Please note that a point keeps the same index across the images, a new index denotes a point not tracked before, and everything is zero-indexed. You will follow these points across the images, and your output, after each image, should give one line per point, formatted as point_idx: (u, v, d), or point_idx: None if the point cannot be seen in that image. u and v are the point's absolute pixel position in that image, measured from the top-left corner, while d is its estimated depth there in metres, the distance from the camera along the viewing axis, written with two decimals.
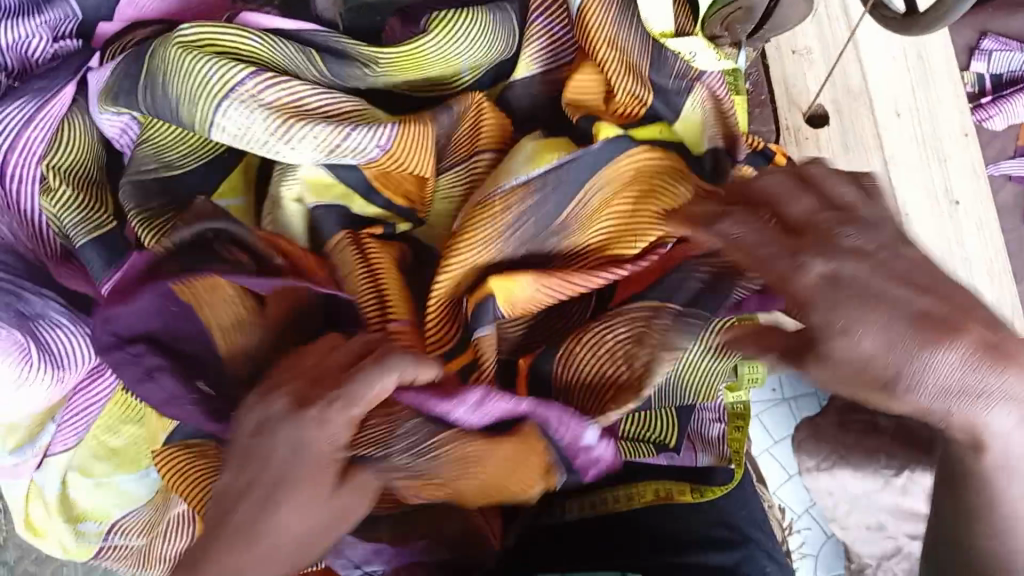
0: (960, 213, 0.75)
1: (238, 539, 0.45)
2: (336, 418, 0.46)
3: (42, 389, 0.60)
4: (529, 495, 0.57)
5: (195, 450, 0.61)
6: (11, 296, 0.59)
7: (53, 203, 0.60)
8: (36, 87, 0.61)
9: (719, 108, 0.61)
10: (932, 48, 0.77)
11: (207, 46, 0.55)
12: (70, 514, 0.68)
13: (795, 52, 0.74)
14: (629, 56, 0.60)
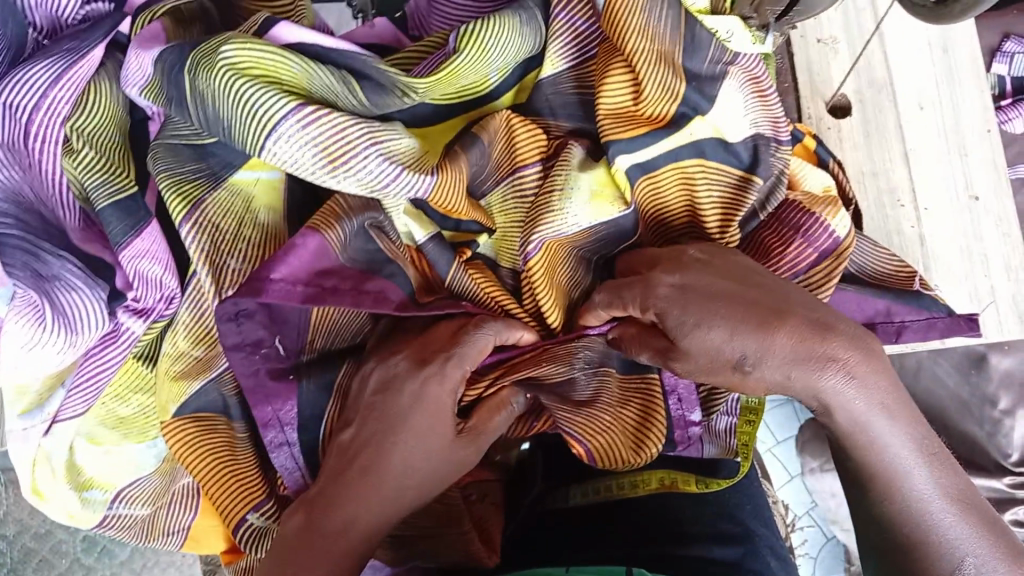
0: (979, 209, 0.74)
1: (365, 487, 0.54)
2: (454, 369, 0.55)
3: (56, 350, 0.60)
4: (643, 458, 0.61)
5: (209, 428, 0.63)
6: (28, 255, 0.59)
7: (75, 164, 0.60)
8: (65, 47, 0.60)
9: (758, 89, 0.59)
10: (959, 42, 0.76)
11: (256, 67, 0.53)
12: (76, 482, 0.66)
13: (820, 41, 0.74)
14: (661, 42, 0.57)
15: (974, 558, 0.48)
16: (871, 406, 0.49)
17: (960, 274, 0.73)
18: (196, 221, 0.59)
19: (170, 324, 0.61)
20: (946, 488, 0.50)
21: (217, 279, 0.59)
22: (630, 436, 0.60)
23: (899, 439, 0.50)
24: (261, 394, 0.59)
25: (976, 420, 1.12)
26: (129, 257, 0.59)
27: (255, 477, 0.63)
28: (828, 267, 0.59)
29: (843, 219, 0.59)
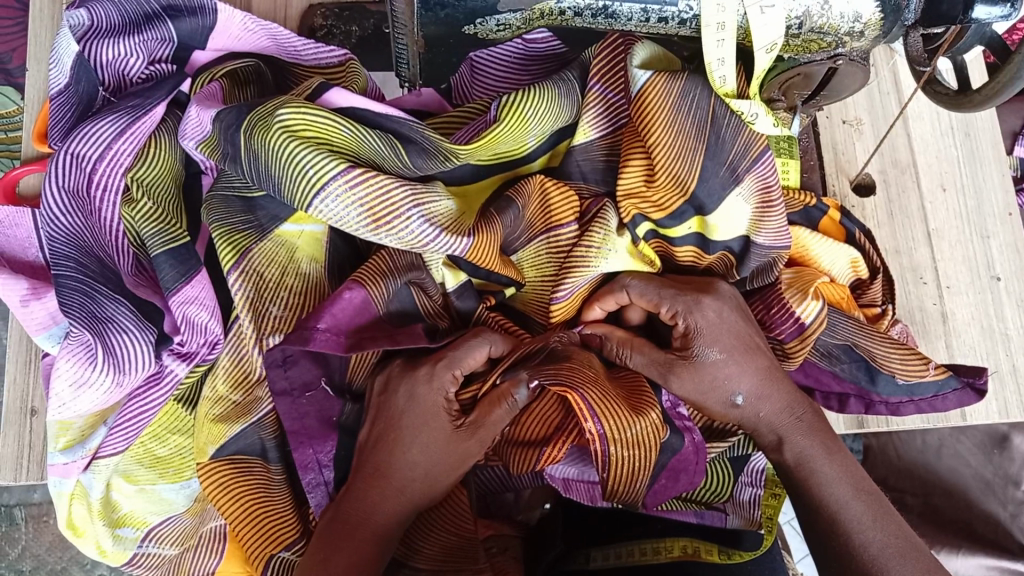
0: (1001, 288, 0.75)
1: (373, 490, 0.57)
2: (445, 374, 0.57)
3: (103, 391, 0.62)
4: (650, 435, 0.58)
5: (246, 470, 0.65)
6: (85, 297, 0.62)
7: (134, 213, 0.63)
8: (130, 104, 0.64)
9: (765, 200, 0.60)
10: (980, 127, 0.78)
11: (309, 130, 0.56)
12: (110, 519, 0.68)
13: (845, 122, 0.77)
14: (684, 138, 0.59)
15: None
16: (813, 444, 0.59)
17: (981, 351, 0.74)
18: (243, 272, 0.62)
19: (211, 367, 0.64)
20: (890, 530, 0.56)
21: (258, 325, 0.62)
22: (625, 401, 0.59)
23: (837, 474, 0.59)
24: (304, 437, 0.63)
25: (998, 500, 1.11)
26: (178, 302, 0.62)
27: (290, 520, 0.65)
28: (793, 348, 0.64)
29: (811, 305, 0.62)
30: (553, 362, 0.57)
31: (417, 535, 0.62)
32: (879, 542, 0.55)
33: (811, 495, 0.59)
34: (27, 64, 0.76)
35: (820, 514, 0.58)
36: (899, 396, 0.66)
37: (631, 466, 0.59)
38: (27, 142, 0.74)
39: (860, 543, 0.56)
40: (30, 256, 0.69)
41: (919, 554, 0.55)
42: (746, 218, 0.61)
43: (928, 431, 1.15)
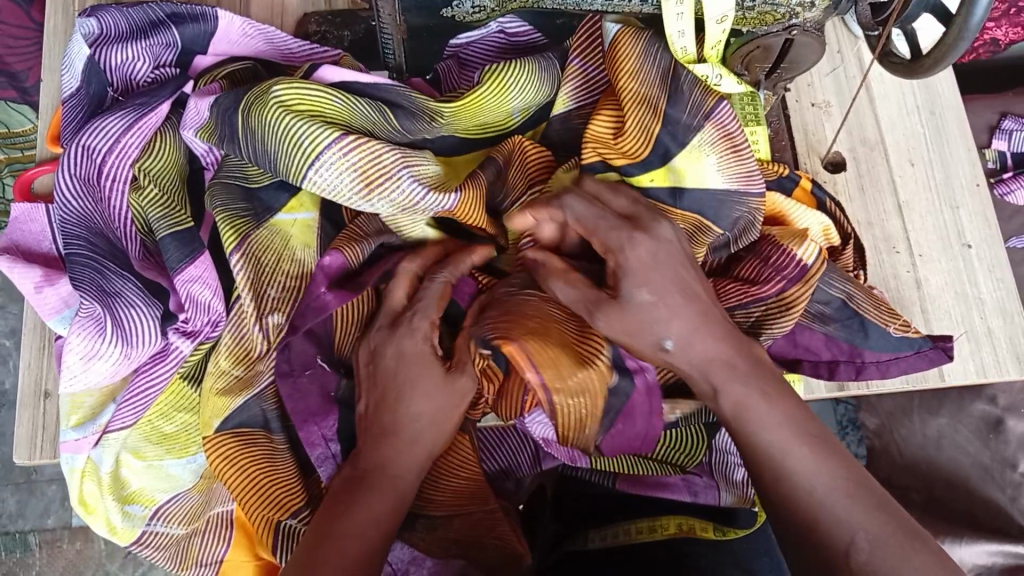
0: (973, 256, 0.78)
1: (385, 445, 0.60)
2: (420, 321, 0.62)
3: (111, 364, 0.67)
4: (591, 378, 0.61)
5: (250, 441, 0.68)
6: (95, 273, 0.66)
7: (141, 200, 0.67)
8: (137, 101, 0.69)
9: (731, 144, 0.63)
10: (944, 105, 0.82)
11: (301, 103, 0.61)
12: (120, 494, 0.71)
13: (814, 104, 0.81)
14: (648, 90, 0.63)
15: (866, 531, 0.47)
16: (748, 389, 0.54)
17: (956, 316, 0.76)
18: (243, 254, 0.65)
19: (214, 345, 0.67)
20: (839, 472, 0.50)
21: (258, 299, 0.65)
22: (570, 351, 0.61)
23: (777, 421, 0.52)
24: (307, 415, 0.67)
25: (997, 485, 1.12)
26: (183, 281, 0.65)
27: (295, 487, 0.68)
28: (796, 294, 0.64)
29: (810, 246, 0.64)
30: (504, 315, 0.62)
31: (429, 486, 0.67)
32: (824, 486, 0.49)
33: (745, 445, 0.53)
34: (43, 76, 0.81)
35: (756, 463, 0.52)
36: (887, 353, 0.68)
37: (574, 415, 0.61)
38: (42, 145, 0.79)
39: (806, 488, 0.50)
40: (44, 248, 0.73)
41: (864, 496, 0.49)
42: (716, 168, 0.63)
43: (927, 423, 1.15)
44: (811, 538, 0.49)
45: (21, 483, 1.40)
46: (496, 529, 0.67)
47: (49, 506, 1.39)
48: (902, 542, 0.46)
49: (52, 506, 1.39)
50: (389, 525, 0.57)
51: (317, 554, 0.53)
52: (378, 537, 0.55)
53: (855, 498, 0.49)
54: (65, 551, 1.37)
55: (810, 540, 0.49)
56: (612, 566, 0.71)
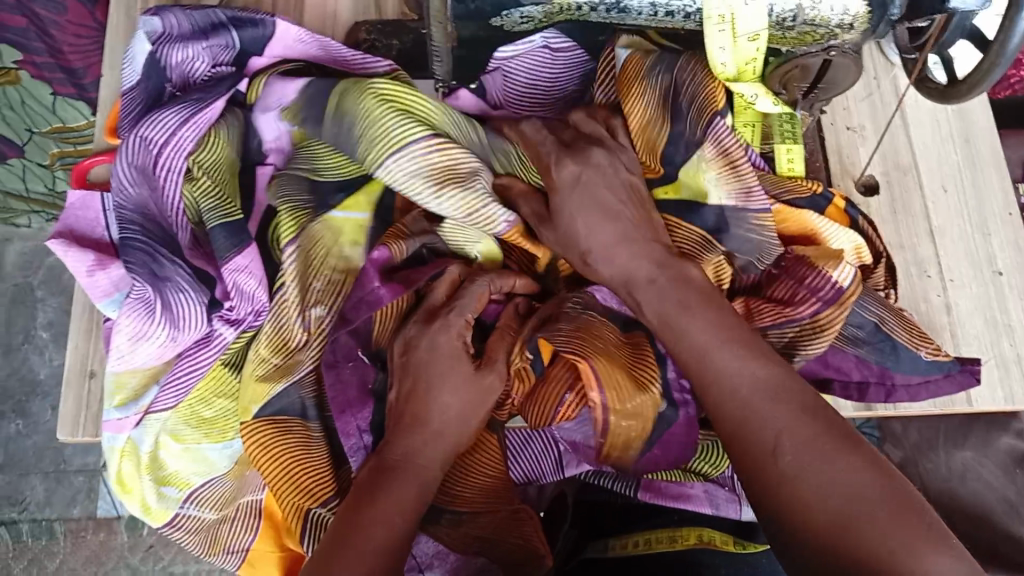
0: (1003, 283, 0.79)
1: (415, 433, 0.62)
2: (455, 317, 0.66)
3: (159, 344, 0.69)
4: (646, 401, 0.64)
5: (286, 428, 0.70)
6: (148, 258, 0.69)
7: (196, 191, 0.70)
8: (193, 97, 0.72)
9: (728, 160, 0.66)
10: (979, 133, 0.83)
11: (391, 90, 0.68)
12: (157, 475, 0.73)
13: (849, 128, 0.82)
14: (655, 108, 0.68)
15: (789, 431, 0.52)
16: (669, 300, 0.60)
17: (985, 341, 0.77)
18: (299, 247, 0.68)
19: (256, 334, 0.70)
20: (757, 373, 0.55)
21: (303, 290, 0.68)
22: (629, 375, 0.64)
23: (705, 327, 0.58)
24: (344, 404, 0.69)
25: (1022, 520, 1.11)
26: (230, 271, 0.68)
27: (326, 477, 0.70)
28: (831, 316, 0.66)
29: (847, 269, 0.66)
30: (575, 320, 0.65)
31: (455, 483, 0.68)
32: (749, 384, 0.55)
33: (677, 345, 0.59)
34: (104, 71, 0.85)
35: (687, 364, 0.58)
36: (918, 377, 0.70)
37: (626, 436, 0.65)
38: (99, 137, 0.82)
39: (729, 390, 0.55)
40: (97, 234, 0.75)
41: (799, 399, 0.53)
42: (717, 185, 0.67)
43: (952, 456, 1.15)
44: (742, 432, 0.54)
45: (50, 471, 1.43)
46: (519, 529, 0.68)
47: (76, 495, 1.42)
48: (832, 447, 0.50)
49: (78, 495, 1.42)
50: (415, 509, 0.59)
51: (351, 534, 0.56)
52: (400, 524, 0.58)
53: (788, 402, 0.53)
54: (88, 540, 1.40)
55: (741, 434, 0.54)
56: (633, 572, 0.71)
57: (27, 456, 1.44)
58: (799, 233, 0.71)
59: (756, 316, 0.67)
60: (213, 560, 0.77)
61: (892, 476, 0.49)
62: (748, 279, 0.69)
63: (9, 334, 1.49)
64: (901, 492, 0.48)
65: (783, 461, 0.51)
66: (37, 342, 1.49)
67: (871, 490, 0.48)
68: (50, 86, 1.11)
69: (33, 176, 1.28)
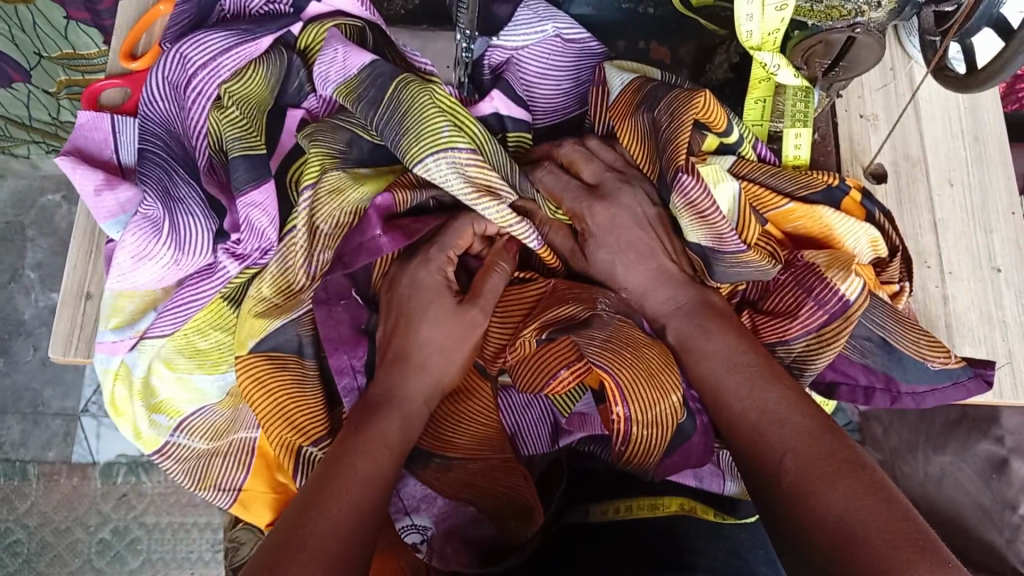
0: (1001, 279, 0.79)
1: (397, 369, 0.63)
2: (437, 253, 0.67)
3: (162, 266, 0.69)
4: (669, 405, 0.63)
5: (282, 364, 0.70)
6: (163, 174, 0.69)
7: (223, 119, 0.69)
8: (246, 28, 0.71)
9: (699, 213, 0.64)
10: (989, 132, 0.84)
11: (449, 113, 0.65)
12: (148, 402, 0.72)
13: (862, 116, 0.83)
14: (648, 141, 0.69)
15: (794, 452, 0.53)
16: (692, 326, 0.64)
17: (979, 335, 0.78)
18: (317, 190, 0.66)
19: (260, 272, 0.69)
20: (769, 399, 0.57)
21: (312, 235, 0.66)
22: (652, 380, 0.62)
23: (716, 354, 0.61)
24: (338, 342, 0.69)
25: (995, 527, 1.13)
26: (244, 204, 0.66)
27: (319, 415, 0.70)
28: (837, 327, 0.66)
29: (854, 283, 0.65)
30: (607, 328, 0.64)
31: (444, 427, 0.67)
32: (760, 410, 0.57)
33: (694, 370, 0.62)
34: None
35: (704, 389, 0.61)
36: (924, 386, 0.69)
37: (646, 441, 0.64)
38: (113, 61, 0.81)
39: (740, 413, 0.58)
40: (107, 156, 0.75)
41: (806, 420, 0.55)
42: (691, 232, 0.65)
43: (931, 459, 1.14)
44: (756, 454, 0.55)
45: (27, 413, 1.42)
46: (507, 480, 0.67)
47: (52, 438, 1.40)
48: (833, 467, 0.52)
49: (54, 439, 1.40)
50: (399, 444, 0.60)
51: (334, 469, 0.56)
52: (386, 456, 0.58)
53: (794, 421, 0.55)
54: (61, 485, 1.38)
55: (755, 456, 0.55)
56: (612, 544, 0.72)
57: (5, 396, 1.43)
58: (813, 232, 0.71)
59: (761, 331, 0.68)
60: (201, 495, 0.75)
61: (892, 497, 0.50)
62: (758, 290, 0.70)
63: None
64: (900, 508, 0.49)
65: (792, 477, 0.52)
66: (24, 282, 1.47)
67: (868, 505, 0.49)
68: (64, 10, 1.13)
69: (37, 104, 1.29)
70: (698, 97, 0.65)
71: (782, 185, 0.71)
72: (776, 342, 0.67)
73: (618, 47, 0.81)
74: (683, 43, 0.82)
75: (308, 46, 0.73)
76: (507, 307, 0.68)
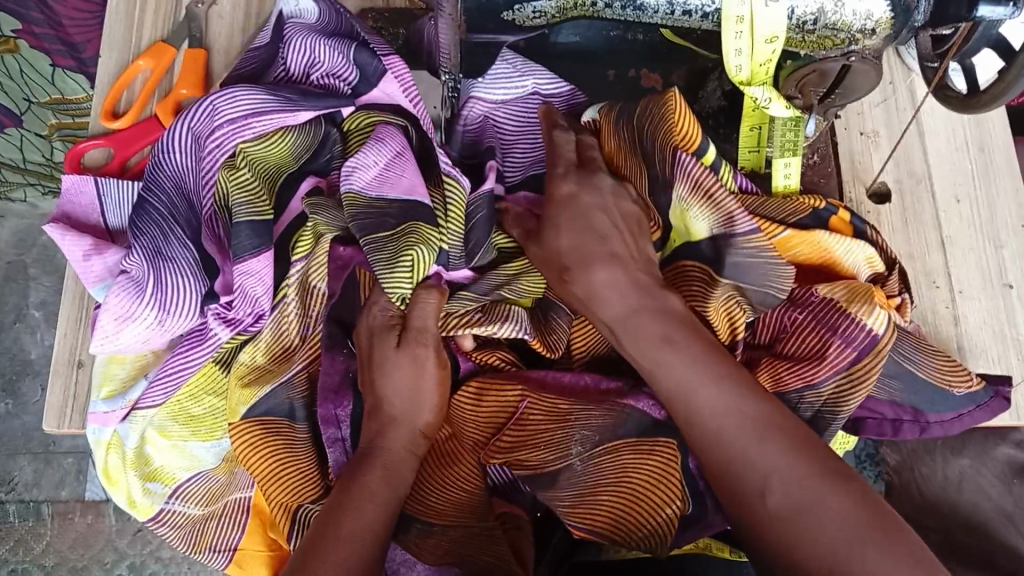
0: (1013, 296, 0.77)
1: (378, 425, 0.63)
2: (385, 355, 0.64)
3: (147, 328, 0.67)
4: (661, 516, 0.61)
5: (274, 428, 0.68)
6: (158, 232, 0.67)
7: (232, 180, 0.66)
8: (287, 95, 0.68)
9: (701, 186, 0.61)
10: (996, 143, 0.81)
11: (411, 269, 0.62)
12: (142, 471, 0.72)
13: (863, 133, 0.80)
14: (631, 145, 0.66)
15: (778, 471, 0.48)
16: (656, 337, 0.56)
17: (993, 354, 0.76)
18: (308, 262, 0.65)
19: (252, 339, 0.68)
20: (745, 411, 0.51)
21: (304, 304, 0.66)
22: (634, 504, 0.61)
23: (684, 362, 0.54)
24: (328, 393, 0.68)
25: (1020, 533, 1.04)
26: (239, 272, 0.64)
27: (313, 477, 0.68)
28: (869, 364, 0.63)
29: (880, 315, 0.63)
30: (579, 480, 0.63)
31: (427, 492, 0.67)
32: (737, 425, 0.51)
33: (655, 379, 0.55)
34: (100, 51, 0.82)
35: (670, 400, 0.54)
36: (951, 413, 0.67)
37: (646, 544, 0.62)
38: (94, 121, 0.80)
39: (714, 428, 0.51)
40: (93, 220, 0.74)
41: (788, 429, 0.50)
42: (699, 221, 0.62)
43: (949, 463, 1.08)
44: (733, 473, 0.50)
45: (38, 452, 1.41)
46: (493, 548, 0.65)
47: (65, 477, 1.40)
48: (822, 485, 0.47)
49: (66, 478, 1.39)
50: (386, 499, 0.59)
51: (318, 551, 0.53)
52: (372, 510, 0.58)
53: (772, 436, 0.50)
54: (75, 523, 1.35)
55: (733, 476, 0.50)
56: None
57: (16, 437, 1.42)
58: (814, 259, 0.68)
59: (781, 379, 0.64)
60: (197, 559, 0.75)
61: (882, 508, 0.46)
62: (768, 333, 0.67)
63: (2, 312, 1.47)
64: (891, 526, 0.45)
65: (778, 501, 0.47)
66: (29, 322, 1.47)
67: (861, 525, 0.45)
68: (49, 56, 1.13)
69: (32, 147, 1.26)
70: (669, 97, 0.63)
71: (772, 214, 0.69)
72: (801, 386, 0.64)
73: (607, 77, 0.78)
74: (675, 68, 0.78)
75: (350, 130, 0.70)
76: (483, 412, 0.66)
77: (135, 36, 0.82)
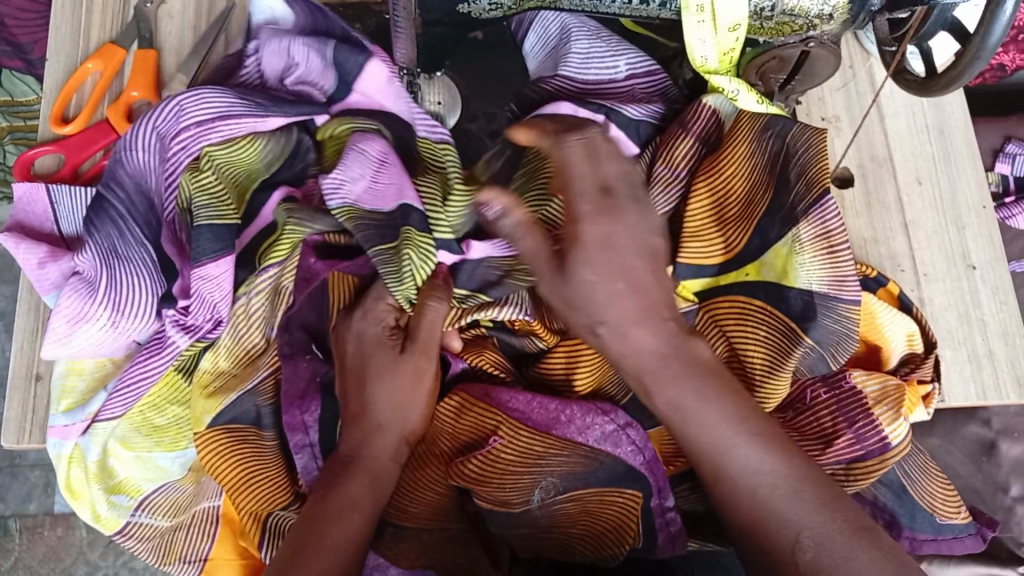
0: (976, 277, 0.78)
1: (362, 430, 0.62)
2: (382, 365, 0.63)
3: (100, 330, 0.66)
4: (611, 550, 0.64)
5: (241, 436, 0.67)
6: (114, 230, 0.65)
7: (193, 183, 0.64)
8: (258, 100, 0.66)
9: (828, 244, 0.63)
10: (955, 125, 0.82)
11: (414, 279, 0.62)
12: (106, 484, 0.70)
13: (824, 119, 0.80)
14: (756, 173, 0.66)
15: (811, 529, 0.50)
16: (681, 390, 0.55)
17: (957, 336, 0.77)
18: (282, 270, 0.64)
19: (212, 345, 0.65)
20: (777, 468, 0.53)
21: (272, 306, 0.65)
22: (591, 539, 0.63)
23: (714, 416, 0.54)
24: (294, 399, 0.67)
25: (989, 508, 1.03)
26: (199, 276, 0.62)
27: (282, 484, 0.67)
28: (868, 467, 0.66)
29: (899, 428, 0.66)
30: (536, 522, 0.63)
31: (400, 496, 0.66)
32: (767, 483, 0.52)
33: (680, 433, 0.56)
34: (48, 55, 0.80)
35: (699, 457, 0.55)
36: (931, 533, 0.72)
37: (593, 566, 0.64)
38: (43, 126, 0.78)
39: (746, 487, 0.53)
40: (47, 228, 0.72)
41: (814, 489, 0.52)
42: (809, 269, 0.63)
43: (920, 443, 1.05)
44: (764, 533, 0.51)
45: (3, 467, 1.35)
46: (466, 551, 0.66)
47: (31, 491, 1.33)
48: (851, 543, 0.49)
49: (33, 491, 1.33)
50: (371, 506, 0.59)
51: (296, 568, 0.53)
52: (355, 521, 0.57)
53: (804, 496, 0.52)
54: (46, 537, 1.31)
55: (764, 534, 0.51)
56: None
57: None
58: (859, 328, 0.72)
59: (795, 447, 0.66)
60: (167, 571, 0.73)
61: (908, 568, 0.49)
62: (796, 394, 0.68)
63: None
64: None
65: (811, 563, 0.49)
66: None
67: None
68: None
69: None
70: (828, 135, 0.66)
71: None
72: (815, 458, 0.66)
73: None
74: None
75: (325, 139, 0.69)
76: (461, 427, 0.65)
77: (83, 37, 0.80)
